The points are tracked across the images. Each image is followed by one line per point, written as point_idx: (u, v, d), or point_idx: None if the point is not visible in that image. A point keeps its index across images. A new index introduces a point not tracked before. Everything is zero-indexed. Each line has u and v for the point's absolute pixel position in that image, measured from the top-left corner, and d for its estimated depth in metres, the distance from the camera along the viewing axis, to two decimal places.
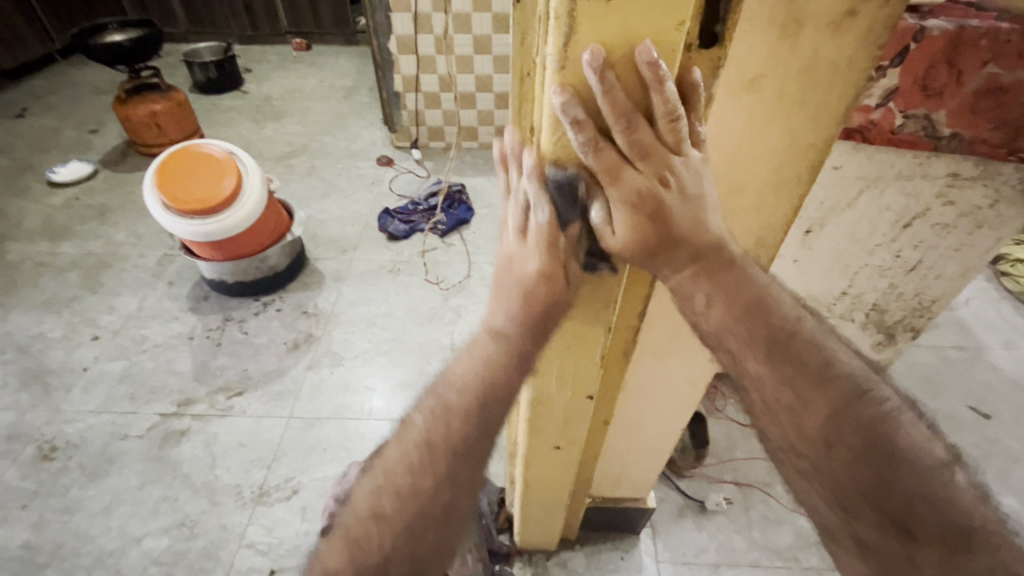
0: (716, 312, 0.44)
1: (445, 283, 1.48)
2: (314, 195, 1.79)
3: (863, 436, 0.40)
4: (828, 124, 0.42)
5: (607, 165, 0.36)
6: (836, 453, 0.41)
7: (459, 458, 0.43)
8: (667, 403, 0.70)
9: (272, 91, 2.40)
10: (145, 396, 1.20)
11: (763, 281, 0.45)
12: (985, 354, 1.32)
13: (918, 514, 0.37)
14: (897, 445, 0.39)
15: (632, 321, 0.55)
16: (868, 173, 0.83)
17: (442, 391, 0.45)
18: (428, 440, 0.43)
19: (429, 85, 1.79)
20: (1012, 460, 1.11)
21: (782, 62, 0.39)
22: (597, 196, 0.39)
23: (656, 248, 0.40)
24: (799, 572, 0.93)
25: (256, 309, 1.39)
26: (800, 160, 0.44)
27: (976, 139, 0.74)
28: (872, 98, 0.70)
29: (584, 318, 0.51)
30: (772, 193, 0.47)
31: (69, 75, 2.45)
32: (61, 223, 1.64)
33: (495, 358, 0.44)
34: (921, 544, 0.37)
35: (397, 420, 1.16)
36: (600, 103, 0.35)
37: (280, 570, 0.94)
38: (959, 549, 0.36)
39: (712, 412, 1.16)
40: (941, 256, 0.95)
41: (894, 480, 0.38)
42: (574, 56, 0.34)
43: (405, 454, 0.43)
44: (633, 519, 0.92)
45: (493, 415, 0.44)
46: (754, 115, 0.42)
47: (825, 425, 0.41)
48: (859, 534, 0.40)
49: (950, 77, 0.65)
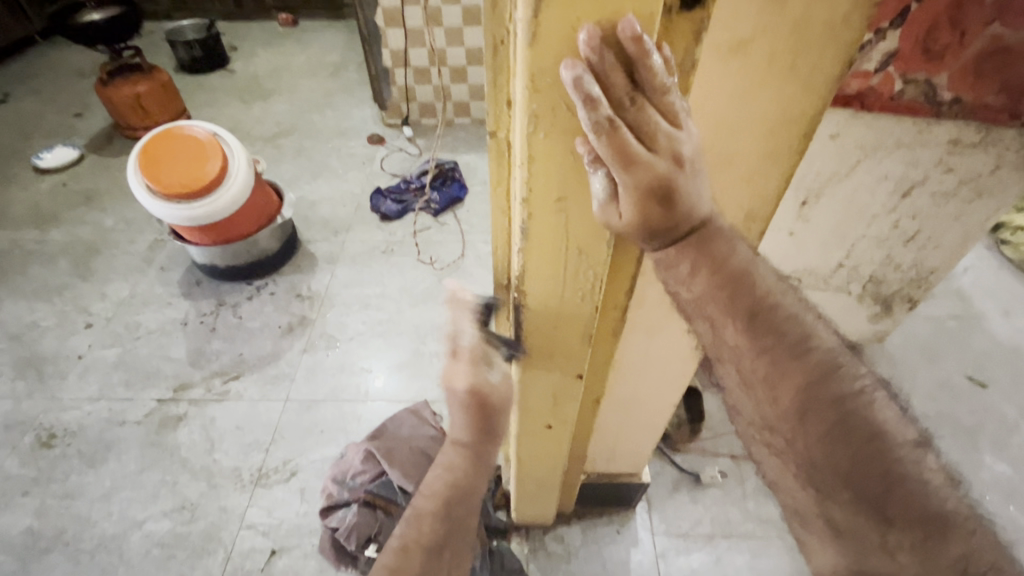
0: (698, 282, 0.45)
1: (439, 263, 1.46)
2: (305, 175, 1.77)
3: (837, 410, 0.39)
4: (820, 91, 0.40)
5: (623, 152, 0.35)
6: (811, 426, 0.40)
7: (432, 557, 0.53)
8: (659, 380, 0.70)
9: (259, 69, 2.34)
10: (141, 382, 1.20)
11: (747, 256, 0.45)
12: (983, 323, 1.32)
13: (891, 497, 0.36)
14: (873, 423, 0.38)
15: (619, 299, 0.54)
16: (867, 142, 0.81)
17: (416, 502, 0.57)
18: (405, 544, 0.53)
19: (419, 60, 1.74)
20: (1007, 428, 1.11)
21: (773, 24, 0.36)
22: (602, 171, 0.38)
23: (658, 228, 0.41)
24: (793, 542, 0.94)
25: (250, 293, 1.38)
26: (790, 130, 0.43)
27: (978, 103, 0.72)
28: (872, 63, 0.67)
29: (570, 298, 0.49)
30: (762, 165, 0.45)
31: (51, 57, 2.39)
32: (50, 210, 1.62)
33: (456, 463, 0.58)
34: (895, 530, 0.35)
35: (393, 400, 1.17)
36: (606, 81, 0.34)
37: (282, 549, 0.96)
38: (932, 536, 0.34)
39: (707, 386, 1.16)
40: (940, 226, 0.93)
41: (869, 458, 0.37)
42: (547, 22, 0.32)
43: (385, 556, 0.52)
44: (628, 493, 0.92)
45: (456, 514, 0.56)
46: (743, 81, 0.40)
47: (798, 398, 0.41)
48: (833, 517, 0.38)
49: (952, 38, 0.63)
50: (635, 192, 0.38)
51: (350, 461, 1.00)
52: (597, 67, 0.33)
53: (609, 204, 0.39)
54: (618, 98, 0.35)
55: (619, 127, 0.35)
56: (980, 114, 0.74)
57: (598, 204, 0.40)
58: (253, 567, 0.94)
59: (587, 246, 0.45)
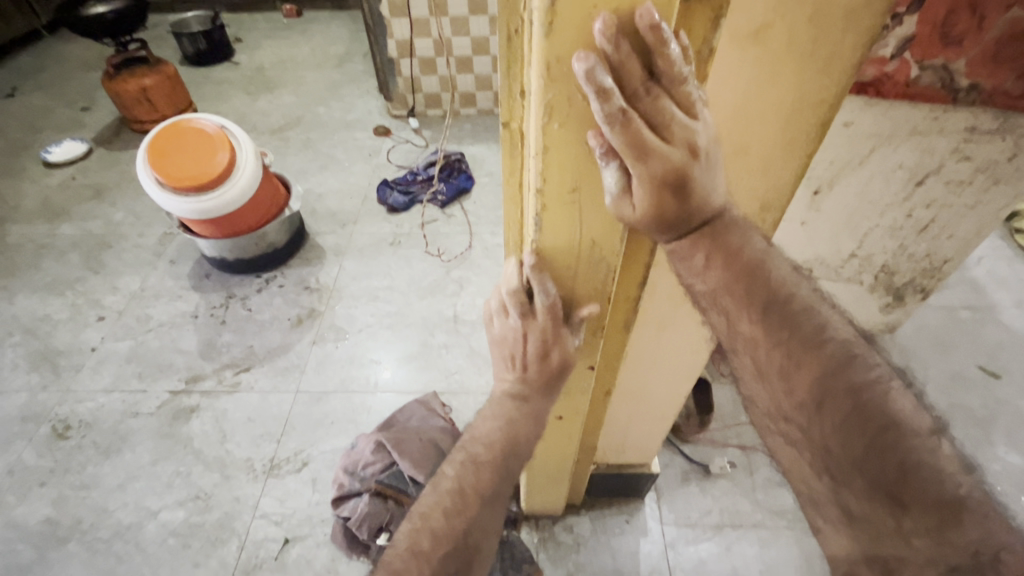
0: (712, 273, 0.46)
1: (447, 255, 1.46)
2: (312, 168, 1.77)
3: (852, 399, 0.38)
4: (839, 76, 0.39)
5: (636, 143, 0.35)
6: (827, 415, 0.40)
7: (485, 505, 0.52)
8: (669, 372, 0.70)
9: (264, 61, 2.34)
10: (153, 374, 1.21)
11: (762, 247, 0.45)
12: (996, 313, 1.30)
13: (908, 484, 0.35)
14: (889, 411, 0.37)
15: (632, 292, 0.54)
16: (882, 130, 0.79)
17: (469, 446, 0.55)
18: (460, 487, 0.51)
19: (424, 50, 1.73)
20: (1020, 419, 1.10)
21: (792, 9, 0.36)
22: (616, 161, 0.37)
23: (672, 219, 0.41)
24: (802, 532, 0.94)
25: (259, 286, 1.39)
26: (809, 117, 0.42)
27: (996, 90, 0.71)
28: (888, 48, 0.66)
29: (583, 290, 0.49)
30: (778, 154, 0.45)
31: (57, 51, 2.39)
32: (60, 204, 1.63)
33: (513, 418, 0.56)
34: (911, 517, 0.34)
35: (403, 392, 1.17)
36: (620, 71, 0.33)
37: (295, 538, 0.97)
38: (948, 522, 0.33)
39: (716, 377, 1.16)
40: (955, 215, 0.92)
41: (884, 448, 0.36)
42: (563, 11, 0.31)
43: (439, 500, 0.50)
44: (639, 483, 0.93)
45: (511, 465, 0.55)
46: (760, 69, 0.39)
47: (814, 388, 0.41)
48: (847, 505, 0.38)
49: (971, 23, 0.62)
50: (649, 183, 0.38)
51: (361, 452, 1.01)
52: (612, 56, 0.33)
53: (623, 197, 0.39)
54: (633, 87, 0.34)
55: (633, 117, 0.34)
56: (997, 102, 0.73)
57: (611, 194, 0.40)
58: (267, 555, 0.95)
59: (601, 238, 0.45)
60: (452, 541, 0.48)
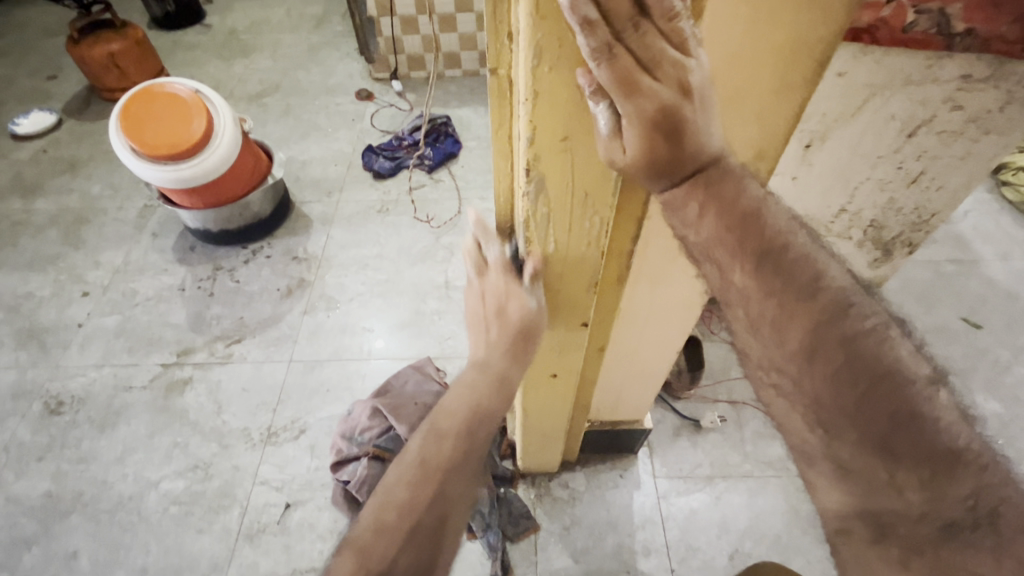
0: (705, 224, 0.45)
1: (436, 221, 1.44)
2: (294, 136, 1.71)
3: (844, 350, 0.39)
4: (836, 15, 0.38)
5: (625, 79, 0.34)
6: (818, 367, 0.40)
7: (446, 477, 0.52)
8: (663, 328, 0.70)
9: (237, 23, 2.23)
10: (144, 348, 1.20)
11: (759, 197, 0.45)
12: (979, 267, 1.32)
13: (898, 436, 0.36)
14: (882, 361, 0.37)
15: (624, 245, 0.53)
16: (876, 80, 0.78)
17: (435, 418, 0.56)
18: (422, 460, 0.52)
19: (405, 8, 1.66)
20: (999, 368, 1.14)
21: None
22: (605, 103, 0.37)
23: (665, 168, 0.40)
24: (788, 480, 0.98)
25: (246, 257, 1.37)
26: (804, 58, 0.41)
27: (993, 35, 0.69)
28: None
29: (576, 242, 0.49)
30: (773, 99, 0.44)
31: (16, 16, 2.27)
32: (33, 178, 1.58)
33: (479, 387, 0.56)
34: (904, 468, 0.35)
35: (397, 358, 1.18)
36: (607, 3, 0.32)
37: (296, 503, 0.99)
38: (942, 473, 0.34)
39: (706, 335, 1.18)
40: (945, 167, 0.92)
41: (878, 397, 0.37)
42: None
43: (403, 473, 0.52)
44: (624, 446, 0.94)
45: (474, 434, 0.55)
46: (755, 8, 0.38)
47: (807, 338, 0.41)
48: (841, 458, 0.38)
49: None
50: (639, 126, 0.37)
51: (358, 418, 1.01)
52: None
53: (613, 139, 0.38)
54: (619, 24, 0.33)
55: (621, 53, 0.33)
56: (993, 47, 0.71)
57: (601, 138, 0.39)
58: (270, 519, 0.97)
59: (591, 188, 0.44)
60: (415, 515, 0.50)
